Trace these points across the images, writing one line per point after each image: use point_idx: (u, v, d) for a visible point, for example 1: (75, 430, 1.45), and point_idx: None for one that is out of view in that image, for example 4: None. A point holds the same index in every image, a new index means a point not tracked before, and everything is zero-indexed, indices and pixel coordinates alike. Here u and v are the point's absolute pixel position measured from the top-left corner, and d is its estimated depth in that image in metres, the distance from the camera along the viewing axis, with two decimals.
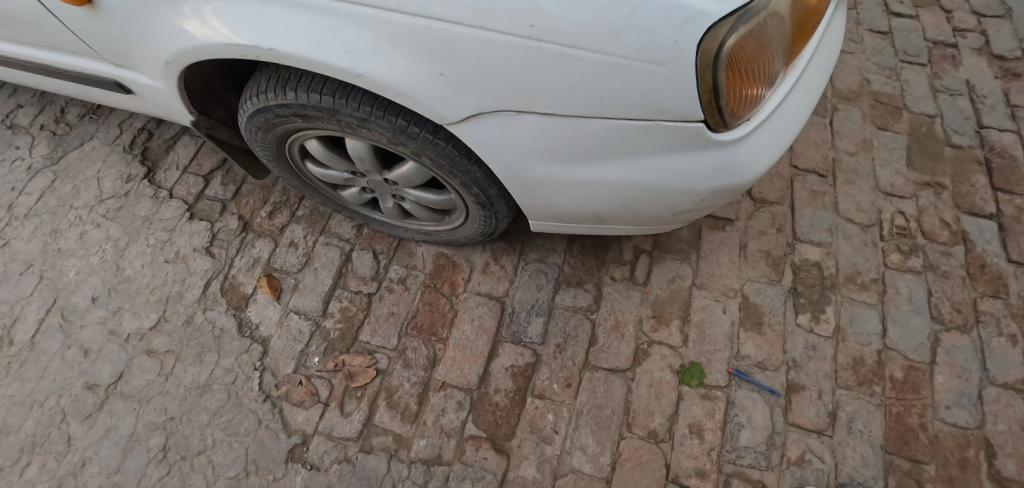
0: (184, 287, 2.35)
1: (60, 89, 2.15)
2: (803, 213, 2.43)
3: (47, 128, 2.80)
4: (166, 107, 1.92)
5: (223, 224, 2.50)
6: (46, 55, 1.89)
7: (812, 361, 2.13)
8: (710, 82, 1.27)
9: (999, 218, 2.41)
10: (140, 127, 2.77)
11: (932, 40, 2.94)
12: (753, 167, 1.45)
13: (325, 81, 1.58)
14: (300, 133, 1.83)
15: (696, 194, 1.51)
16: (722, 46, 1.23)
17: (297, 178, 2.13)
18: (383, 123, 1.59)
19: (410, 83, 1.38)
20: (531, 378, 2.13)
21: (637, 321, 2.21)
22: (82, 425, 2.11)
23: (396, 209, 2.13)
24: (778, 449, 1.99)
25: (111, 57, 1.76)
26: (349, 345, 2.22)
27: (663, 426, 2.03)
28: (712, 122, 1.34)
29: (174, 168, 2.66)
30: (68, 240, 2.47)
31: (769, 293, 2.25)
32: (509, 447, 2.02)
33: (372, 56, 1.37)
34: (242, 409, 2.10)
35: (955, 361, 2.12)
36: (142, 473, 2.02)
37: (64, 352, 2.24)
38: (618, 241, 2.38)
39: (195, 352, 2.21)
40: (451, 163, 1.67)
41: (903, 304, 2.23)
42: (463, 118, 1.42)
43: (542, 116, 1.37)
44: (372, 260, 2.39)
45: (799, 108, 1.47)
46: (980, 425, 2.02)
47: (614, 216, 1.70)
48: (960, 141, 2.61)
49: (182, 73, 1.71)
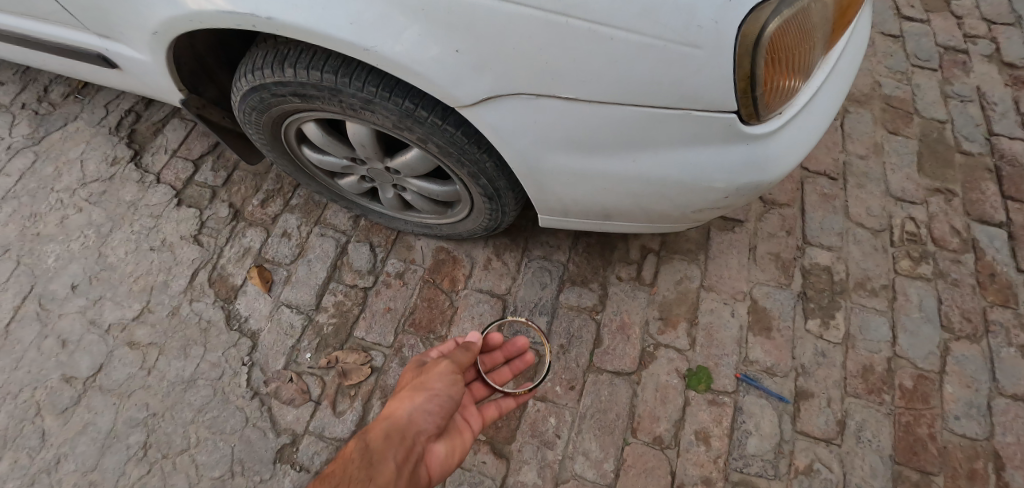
0: (169, 277, 2.24)
1: (44, 65, 2.04)
2: (814, 217, 2.37)
3: (28, 107, 2.67)
4: (152, 82, 1.80)
5: (212, 212, 2.39)
6: (26, 24, 1.78)
7: (821, 368, 2.07)
8: (748, 69, 1.20)
9: (1009, 226, 2.37)
10: (127, 108, 2.65)
11: (943, 45, 2.90)
12: (780, 165, 1.39)
13: (327, 57, 1.49)
14: (298, 114, 1.73)
15: (717, 191, 1.44)
16: (764, 30, 1.17)
17: (292, 164, 2.03)
18: (388, 105, 1.51)
19: (420, 58, 1.29)
20: (533, 380, 2.05)
21: (642, 324, 2.14)
22: (57, 419, 2.00)
23: (396, 200, 2.04)
24: (786, 458, 1.93)
25: (94, 27, 1.65)
26: (343, 342, 2.12)
27: (668, 432, 1.96)
28: (745, 113, 1.27)
29: (162, 152, 2.55)
30: (48, 224, 2.35)
31: (779, 297, 2.19)
32: (509, 451, 1.94)
33: (381, 29, 1.28)
34: (228, 406, 2.00)
35: (965, 371, 2.07)
36: (120, 471, 1.92)
37: (41, 343, 2.13)
38: (624, 239, 2.31)
39: (180, 345, 2.10)
40: (459, 150, 1.58)
41: (914, 312, 2.18)
42: (477, 100, 1.34)
43: (562, 101, 1.29)
44: (368, 253, 2.29)
45: (828, 104, 1.42)
46: (989, 436, 1.97)
47: (625, 213, 1.62)
48: (970, 148, 2.57)
49: (172, 46, 1.61)
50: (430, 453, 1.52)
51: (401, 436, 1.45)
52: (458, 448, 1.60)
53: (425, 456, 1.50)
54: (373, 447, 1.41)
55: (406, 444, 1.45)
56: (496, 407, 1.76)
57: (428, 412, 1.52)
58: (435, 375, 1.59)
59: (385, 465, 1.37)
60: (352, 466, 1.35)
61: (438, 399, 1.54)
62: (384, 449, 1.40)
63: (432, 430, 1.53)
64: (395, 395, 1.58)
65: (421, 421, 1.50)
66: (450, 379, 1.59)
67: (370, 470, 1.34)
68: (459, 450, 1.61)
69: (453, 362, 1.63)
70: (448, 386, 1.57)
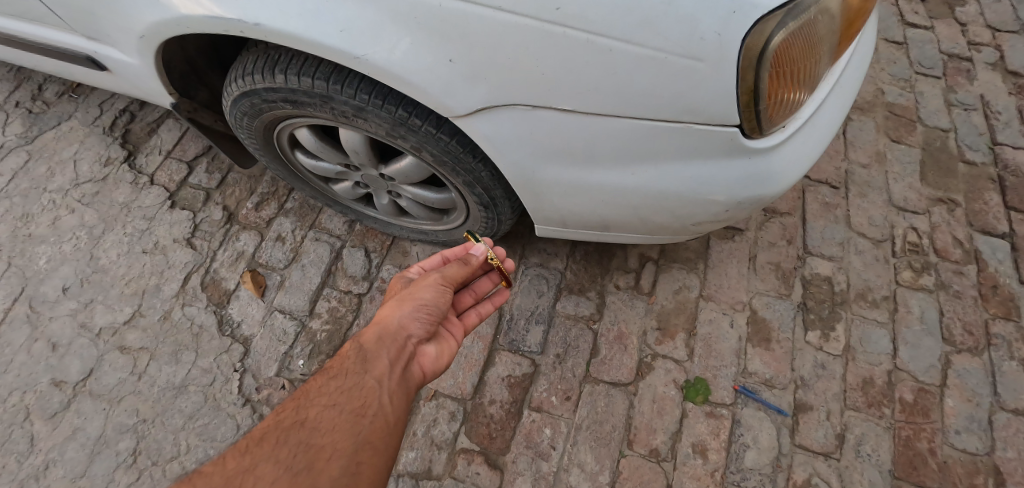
0: (161, 280, 2.21)
1: (34, 65, 2.01)
2: (815, 226, 2.35)
3: (22, 105, 2.63)
4: (142, 86, 1.77)
5: (206, 215, 2.36)
6: (14, 25, 1.75)
7: (821, 380, 2.04)
8: (751, 82, 1.17)
9: (1012, 238, 2.34)
10: (122, 108, 2.62)
11: (947, 53, 2.87)
12: (782, 179, 1.36)
13: (319, 64, 1.46)
14: (290, 120, 1.70)
15: (718, 204, 1.41)
16: (769, 43, 1.14)
17: (285, 169, 2.00)
18: (381, 113, 1.48)
19: (413, 67, 1.26)
20: (528, 390, 2.02)
21: (640, 333, 2.11)
22: (46, 424, 1.97)
23: (391, 206, 2.01)
24: (784, 472, 1.90)
25: (81, 29, 1.62)
26: (336, 348, 2.10)
27: (665, 445, 1.93)
28: (747, 126, 1.24)
29: (156, 153, 2.52)
30: (39, 225, 2.32)
31: (779, 308, 2.16)
32: (503, 462, 1.91)
33: (372, 37, 1.25)
34: (219, 413, 1.97)
35: (965, 385, 2.04)
36: (109, 478, 1.89)
37: (31, 346, 2.10)
38: (623, 247, 2.29)
39: (171, 350, 2.08)
40: (454, 159, 1.55)
41: (915, 324, 2.15)
42: (471, 111, 1.31)
43: (559, 112, 1.26)
44: (363, 258, 2.26)
45: (832, 117, 1.39)
46: (989, 452, 1.94)
47: (623, 224, 1.59)
48: (973, 157, 2.54)
49: (160, 49, 1.58)
50: (423, 355, 1.54)
51: (393, 339, 1.48)
52: (447, 351, 1.61)
53: (418, 357, 1.53)
54: (366, 348, 1.45)
55: (399, 346, 1.47)
56: (477, 315, 1.76)
57: (418, 319, 1.53)
58: (425, 285, 1.58)
59: (379, 363, 1.42)
60: (348, 362, 1.42)
61: (429, 308, 1.54)
62: (378, 349, 1.44)
63: (423, 336, 1.54)
64: (385, 304, 1.59)
65: (411, 327, 1.51)
66: (441, 289, 1.58)
67: (365, 365, 1.41)
68: (448, 356, 1.63)
69: (443, 273, 1.60)
70: (438, 297, 1.56)
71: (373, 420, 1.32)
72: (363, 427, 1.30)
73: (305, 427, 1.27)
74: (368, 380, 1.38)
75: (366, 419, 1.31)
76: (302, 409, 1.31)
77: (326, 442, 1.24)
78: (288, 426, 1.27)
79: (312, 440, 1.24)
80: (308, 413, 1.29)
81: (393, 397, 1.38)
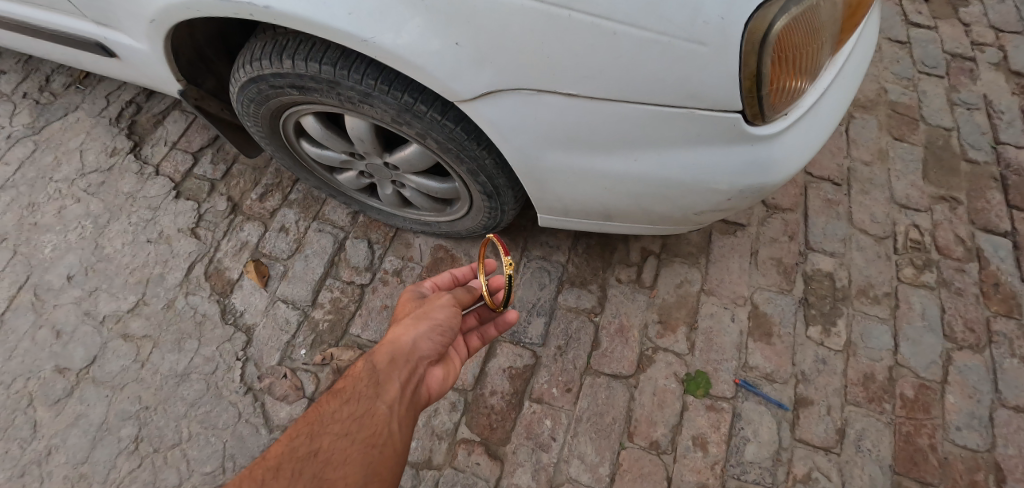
0: (164, 269, 2.22)
1: (43, 53, 2.03)
2: (816, 222, 2.35)
3: (29, 96, 2.65)
4: (151, 72, 1.79)
5: (211, 205, 2.37)
6: (25, 12, 1.77)
7: (822, 375, 2.04)
8: (753, 67, 1.18)
9: (1014, 236, 2.34)
10: (128, 99, 2.64)
11: (950, 53, 2.88)
12: (784, 167, 1.37)
13: (327, 49, 1.48)
14: (296, 107, 1.71)
15: (720, 192, 1.42)
16: (771, 27, 1.15)
17: (291, 158, 2.01)
18: (387, 99, 1.49)
19: (419, 50, 1.28)
20: (529, 381, 2.02)
21: (641, 327, 2.11)
22: (49, 410, 1.99)
23: (395, 196, 2.02)
24: (784, 466, 1.91)
25: (91, 15, 1.64)
26: (338, 338, 2.10)
27: (665, 437, 1.94)
28: (749, 113, 1.25)
29: (162, 144, 2.53)
30: (45, 214, 2.34)
31: (780, 302, 2.17)
32: (503, 453, 1.92)
33: (379, 19, 1.27)
34: (221, 401, 1.98)
35: (967, 381, 2.04)
36: (110, 465, 1.90)
37: (35, 333, 2.11)
38: (625, 241, 2.29)
39: (174, 338, 2.09)
40: (458, 146, 1.56)
41: (916, 320, 2.15)
42: (476, 95, 1.32)
43: (562, 96, 1.28)
44: (366, 249, 2.27)
45: (835, 106, 1.40)
46: (990, 448, 1.94)
47: (625, 213, 1.60)
48: (976, 156, 2.54)
49: (170, 35, 1.60)
50: (431, 375, 1.54)
51: (406, 361, 1.46)
52: (453, 372, 1.61)
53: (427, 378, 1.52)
54: (379, 370, 1.43)
55: (410, 367, 1.46)
56: (479, 337, 1.76)
57: (432, 340, 1.51)
58: (438, 303, 1.56)
59: (390, 386, 1.41)
60: (360, 384, 1.41)
61: (442, 330, 1.52)
62: (390, 372, 1.43)
63: (435, 356, 1.53)
64: (399, 320, 1.56)
65: (424, 347, 1.50)
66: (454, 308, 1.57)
67: (376, 390, 1.39)
68: (453, 373, 1.61)
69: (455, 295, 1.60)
70: (452, 316, 1.54)
71: (382, 449, 1.32)
72: (373, 457, 1.30)
73: (318, 459, 1.27)
74: (379, 406, 1.37)
75: (376, 449, 1.31)
76: (316, 437, 1.31)
77: (338, 476, 1.24)
78: (301, 456, 1.27)
79: (324, 474, 1.24)
80: (321, 443, 1.30)
81: (402, 424, 1.37)
